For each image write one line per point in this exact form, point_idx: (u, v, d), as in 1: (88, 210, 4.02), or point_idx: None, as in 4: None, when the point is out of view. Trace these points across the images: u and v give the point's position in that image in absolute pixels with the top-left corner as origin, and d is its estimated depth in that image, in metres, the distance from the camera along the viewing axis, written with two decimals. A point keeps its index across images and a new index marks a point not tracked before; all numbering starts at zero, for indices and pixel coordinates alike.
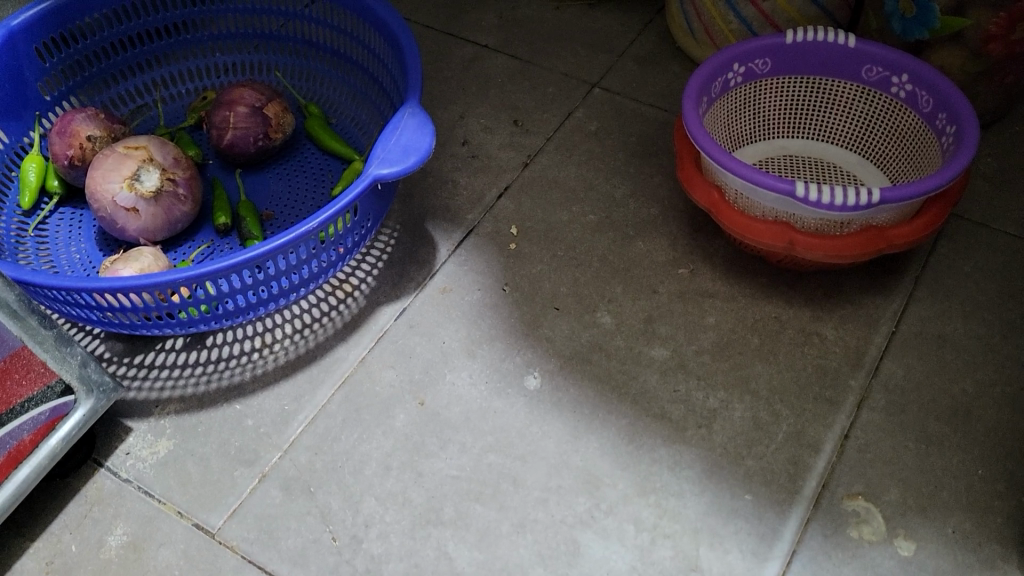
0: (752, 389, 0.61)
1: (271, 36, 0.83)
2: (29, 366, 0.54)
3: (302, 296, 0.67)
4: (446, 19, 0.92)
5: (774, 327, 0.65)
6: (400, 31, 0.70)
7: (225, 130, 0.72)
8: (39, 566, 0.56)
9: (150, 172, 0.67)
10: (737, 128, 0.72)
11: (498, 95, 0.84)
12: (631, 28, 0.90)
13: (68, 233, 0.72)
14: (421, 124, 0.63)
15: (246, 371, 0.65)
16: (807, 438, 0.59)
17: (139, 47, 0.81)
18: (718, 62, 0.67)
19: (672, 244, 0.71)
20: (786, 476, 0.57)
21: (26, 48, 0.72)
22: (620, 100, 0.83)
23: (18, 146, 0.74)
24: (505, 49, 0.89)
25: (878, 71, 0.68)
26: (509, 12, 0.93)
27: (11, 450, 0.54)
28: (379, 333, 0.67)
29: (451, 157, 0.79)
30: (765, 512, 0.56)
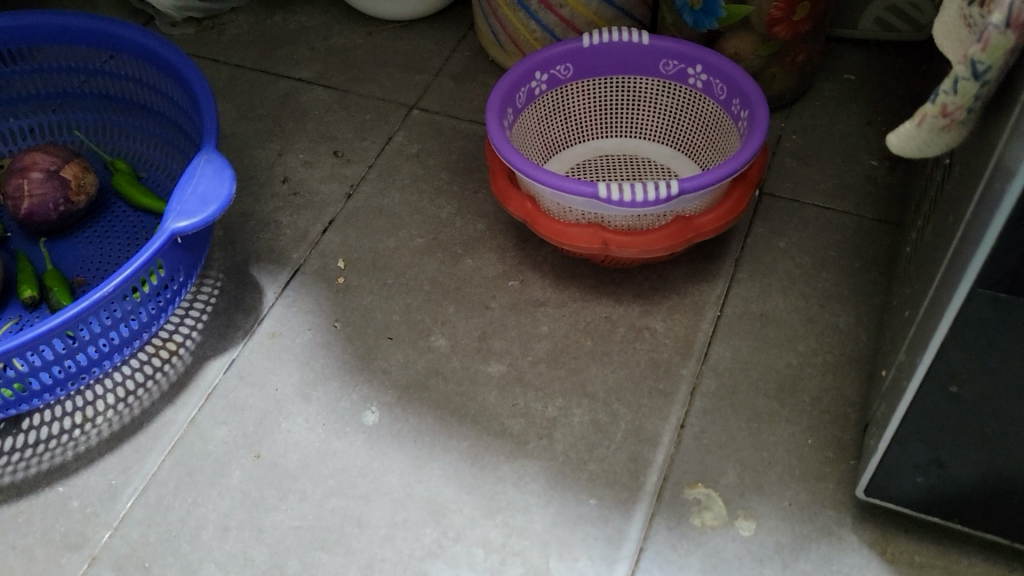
0: (589, 392, 0.62)
1: (69, 95, 0.79)
2: None
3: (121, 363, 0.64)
4: (257, 56, 0.90)
5: (606, 327, 0.65)
6: (193, 76, 0.68)
7: (21, 198, 0.69)
8: None
9: None
10: (550, 134, 0.73)
11: (316, 128, 0.82)
12: (446, 45, 0.89)
13: None
14: (218, 170, 0.61)
15: (68, 450, 0.61)
16: (645, 433, 0.59)
17: None
18: (518, 73, 0.68)
19: (501, 257, 0.70)
20: (628, 474, 0.57)
21: None
22: (439, 119, 0.82)
23: None
24: (320, 80, 0.87)
25: (674, 64, 0.70)
26: (321, 42, 0.91)
27: None
28: (207, 390, 0.64)
29: (271, 196, 0.77)
30: (610, 513, 0.56)
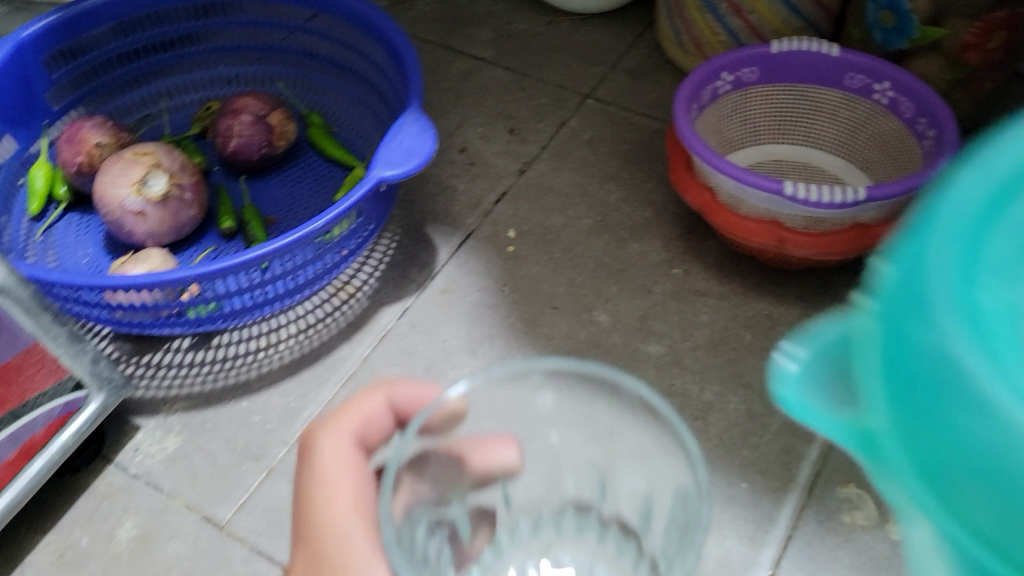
0: (745, 383, 0.63)
1: (274, 49, 0.85)
2: (41, 362, 0.55)
3: (306, 297, 0.69)
4: (442, 33, 0.94)
5: (766, 324, 0.67)
6: (398, 38, 0.71)
7: (230, 137, 0.75)
8: (50, 559, 0.57)
9: (158, 177, 0.69)
10: (727, 135, 0.75)
11: (494, 106, 0.86)
12: (623, 41, 0.92)
13: (76, 236, 0.74)
14: (422, 129, 0.64)
15: (252, 369, 0.66)
16: (800, 428, 0.61)
17: (146, 59, 0.83)
18: (708, 71, 0.70)
19: (666, 245, 0.73)
20: (780, 465, 0.59)
21: (34, 59, 0.74)
22: (613, 110, 0.85)
23: (26, 155, 0.77)
24: (500, 61, 0.91)
25: (861, 78, 0.71)
26: (503, 27, 0.95)
27: (24, 444, 0.56)
28: (381, 333, 0.69)
29: (449, 164, 0.81)
30: (760, 499, 0.57)
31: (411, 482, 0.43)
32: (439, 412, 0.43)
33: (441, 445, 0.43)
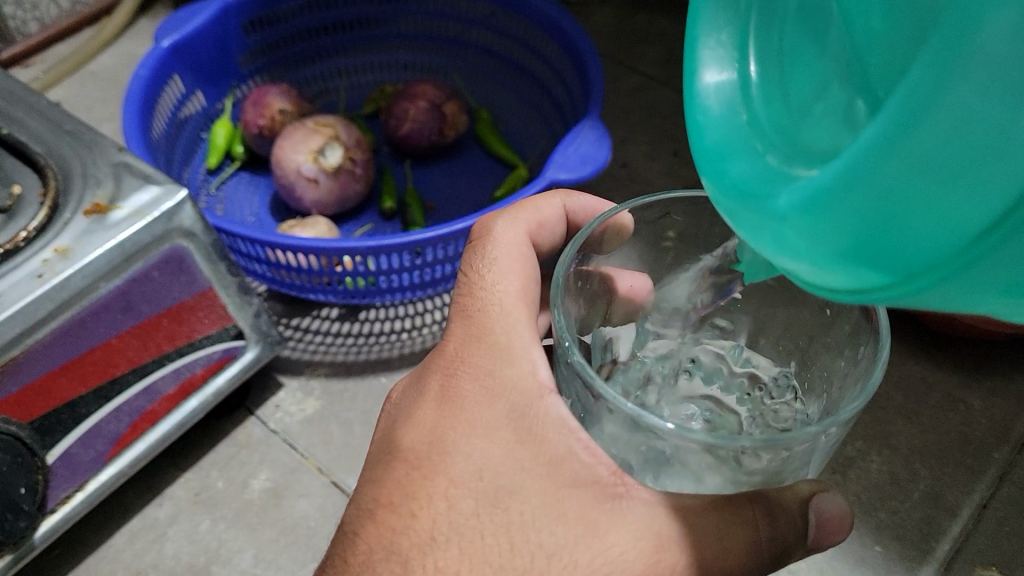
0: (891, 445, 0.61)
1: (453, 42, 0.86)
2: (212, 307, 0.58)
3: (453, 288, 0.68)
4: (615, 49, 0.94)
5: (920, 388, 0.64)
6: (583, 43, 0.71)
7: (404, 120, 0.76)
8: (187, 495, 0.61)
9: (334, 150, 0.72)
10: None
11: (660, 126, 0.85)
12: None
13: (245, 193, 0.78)
14: (598, 138, 0.65)
15: (393, 348, 0.68)
16: (944, 501, 0.58)
17: (331, 37, 0.85)
18: None
19: None
20: (918, 534, 0.57)
21: (235, 23, 0.78)
22: None
23: (212, 112, 0.81)
24: (670, 83, 0.90)
25: None
26: (677, 49, 0.94)
27: (185, 381, 0.60)
28: None
29: (609, 177, 0.81)
30: (893, 565, 0.55)
31: (574, 290, 0.41)
32: (609, 223, 0.42)
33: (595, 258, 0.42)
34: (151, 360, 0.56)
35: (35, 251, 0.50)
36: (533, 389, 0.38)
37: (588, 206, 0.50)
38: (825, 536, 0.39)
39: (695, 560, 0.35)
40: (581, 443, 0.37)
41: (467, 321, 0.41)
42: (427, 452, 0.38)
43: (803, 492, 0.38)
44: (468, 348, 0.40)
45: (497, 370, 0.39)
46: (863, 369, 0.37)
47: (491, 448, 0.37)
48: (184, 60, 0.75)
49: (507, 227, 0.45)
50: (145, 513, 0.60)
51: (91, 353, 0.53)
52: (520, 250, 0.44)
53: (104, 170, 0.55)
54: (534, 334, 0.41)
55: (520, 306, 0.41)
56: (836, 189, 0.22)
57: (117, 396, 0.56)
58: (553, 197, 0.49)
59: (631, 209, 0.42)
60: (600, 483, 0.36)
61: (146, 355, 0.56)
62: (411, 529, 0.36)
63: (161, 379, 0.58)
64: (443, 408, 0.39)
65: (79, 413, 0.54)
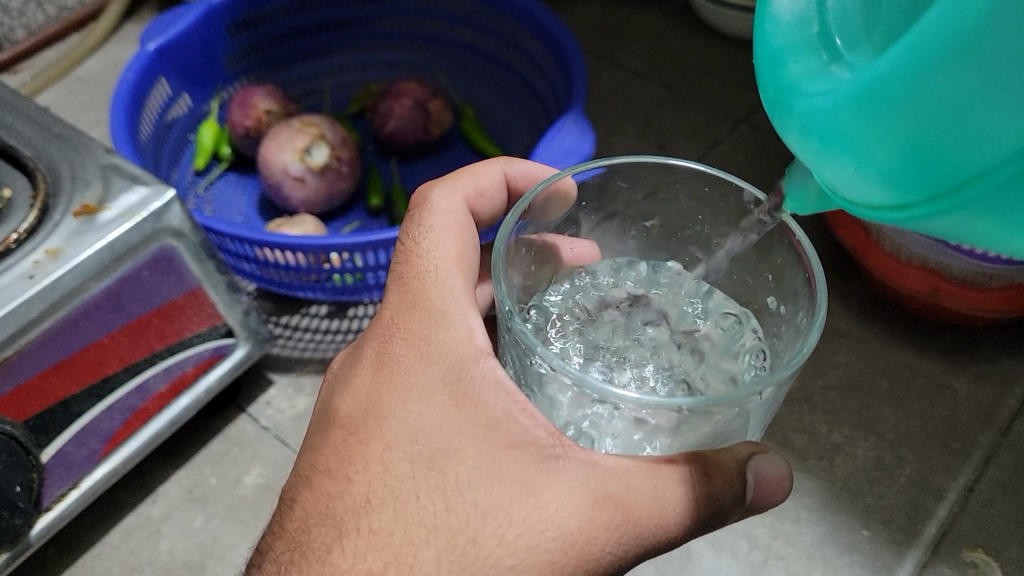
0: (877, 431, 0.62)
1: (437, 40, 0.86)
2: (201, 305, 0.59)
3: None
4: (599, 44, 0.95)
5: (905, 374, 0.64)
6: (566, 39, 0.72)
7: (389, 119, 0.77)
8: (180, 493, 0.61)
9: (320, 148, 0.72)
10: None
11: (645, 120, 0.86)
12: None
13: (233, 194, 0.78)
14: (582, 132, 0.65)
15: None
16: (931, 485, 0.59)
17: (315, 37, 0.86)
18: None
19: None
20: (905, 518, 0.57)
21: (220, 25, 0.79)
22: (765, 137, 0.83)
23: (199, 114, 0.81)
24: (655, 78, 0.90)
25: None
26: (661, 44, 0.94)
27: (176, 378, 0.60)
28: None
29: None
30: (881, 549, 0.56)
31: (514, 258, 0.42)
32: (554, 189, 0.42)
33: (536, 221, 0.43)
34: (142, 359, 0.57)
35: (26, 252, 0.50)
36: (470, 354, 0.39)
37: (529, 172, 0.51)
38: (762, 494, 0.40)
39: (632, 517, 0.36)
40: (518, 408, 0.37)
41: (403, 289, 0.42)
42: (362, 419, 0.38)
43: (739, 454, 0.38)
44: (403, 314, 0.41)
45: (431, 335, 0.40)
46: (801, 330, 0.38)
47: (427, 411, 0.37)
48: (170, 62, 0.76)
49: (444, 195, 0.46)
50: (140, 510, 0.60)
51: (82, 351, 0.53)
52: (458, 216, 0.45)
53: (93, 172, 0.55)
54: (472, 300, 0.42)
55: (455, 271, 0.42)
56: (879, 92, 0.27)
57: (110, 395, 0.56)
58: (493, 164, 0.50)
59: (574, 176, 0.43)
60: (538, 445, 0.36)
61: (137, 354, 0.56)
62: (347, 493, 0.36)
63: (153, 377, 0.58)
64: (379, 374, 0.39)
65: (73, 411, 0.54)
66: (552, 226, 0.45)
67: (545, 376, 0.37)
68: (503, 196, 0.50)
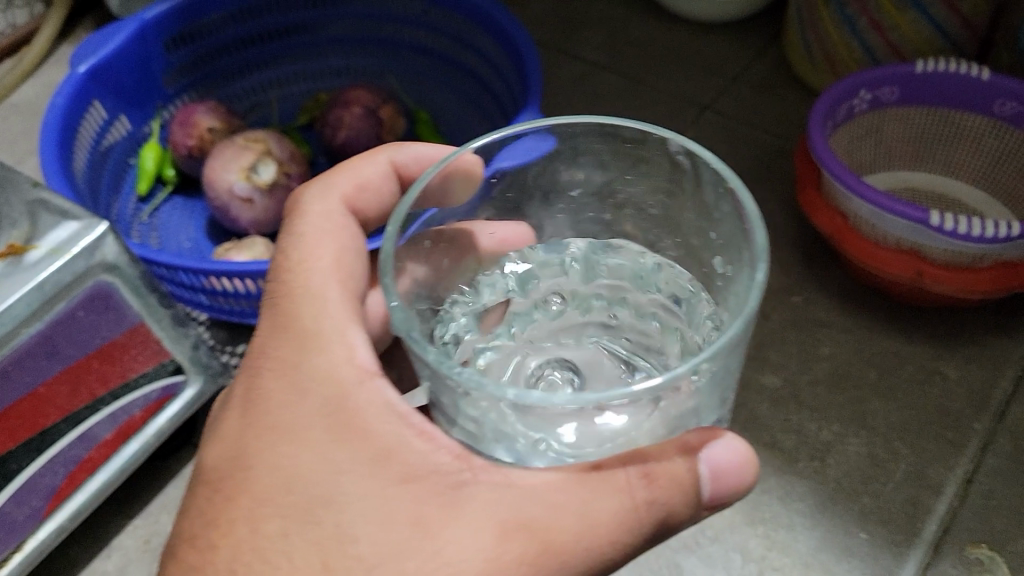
0: (869, 425, 0.59)
1: (387, 43, 0.82)
2: (145, 343, 0.55)
3: None
4: (555, 36, 0.92)
5: (894, 362, 0.62)
6: (520, 36, 0.69)
7: (340, 129, 0.73)
8: (137, 544, 0.57)
9: (267, 166, 0.68)
10: (860, 156, 0.72)
11: (608, 112, 0.83)
12: (748, 52, 0.87)
13: (180, 219, 0.74)
14: None
15: None
16: (928, 479, 0.56)
17: (258, 48, 0.82)
18: (842, 89, 0.67)
19: (786, 271, 0.68)
20: (903, 517, 0.55)
21: (155, 41, 0.75)
22: (732, 123, 0.80)
23: (138, 136, 0.77)
24: (615, 68, 0.87)
25: (1012, 105, 0.67)
26: (619, 31, 0.91)
27: (123, 424, 0.56)
28: None
29: None
30: (881, 552, 0.53)
31: (411, 257, 0.36)
32: (451, 169, 0.37)
33: (433, 205, 0.37)
34: (83, 407, 0.53)
35: None
36: (353, 377, 0.36)
37: (421, 155, 0.47)
38: (722, 491, 0.35)
39: (551, 547, 0.32)
40: (412, 432, 0.34)
41: (274, 310, 0.39)
42: (229, 468, 0.35)
43: (688, 442, 0.34)
44: (273, 340, 0.38)
45: (304, 360, 0.37)
46: (741, 287, 0.33)
47: (299, 453, 0.34)
48: (103, 84, 0.72)
49: (317, 200, 0.43)
50: (94, 566, 0.57)
51: (15, 405, 0.49)
52: (333, 220, 0.43)
53: (18, 209, 0.50)
54: (355, 315, 0.39)
55: (329, 284, 0.39)
56: None
57: (50, 448, 0.52)
58: (377, 157, 0.46)
59: (472, 151, 0.38)
60: (439, 474, 0.34)
61: (78, 401, 0.53)
62: (210, 562, 0.33)
63: (96, 425, 0.55)
64: (245, 416, 0.36)
65: (10, 470, 0.51)
66: (457, 212, 0.39)
67: (442, 389, 0.32)
68: (395, 185, 0.47)
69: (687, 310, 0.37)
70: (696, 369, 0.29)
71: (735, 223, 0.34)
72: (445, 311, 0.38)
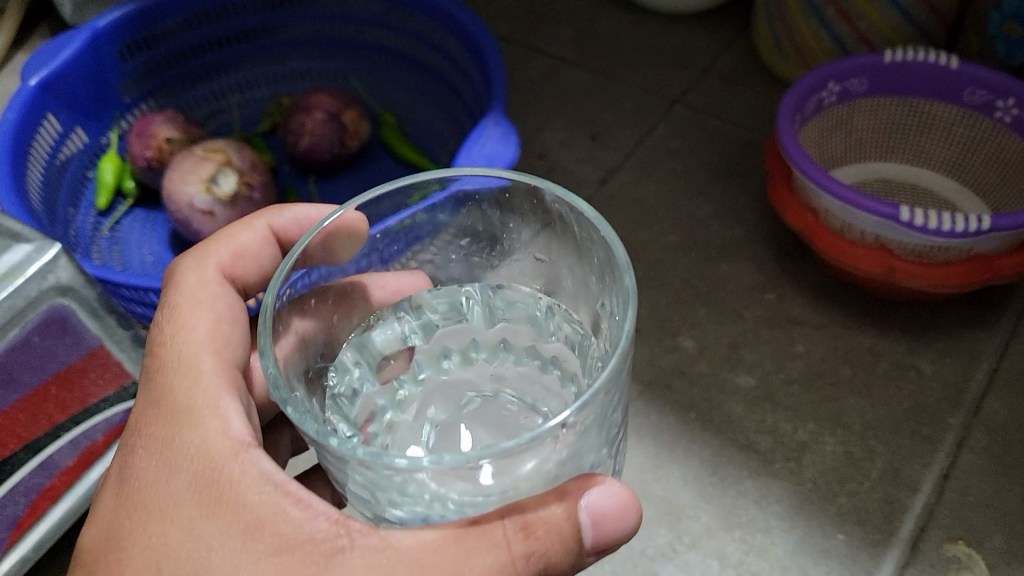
0: (844, 424, 0.58)
1: (349, 45, 0.81)
2: (105, 366, 0.53)
3: None
4: (521, 32, 0.90)
5: (868, 359, 0.61)
6: (482, 36, 0.67)
7: (303, 135, 0.72)
8: None
9: (228, 176, 0.67)
10: (830, 148, 0.71)
11: (576, 109, 0.81)
12: (716, 43, 0.86)
13: (141, 232, 0.73)
14: (504, 135, 0.60)
15: None
16: (904, 477, 0.55)
17: (217, 52, 0.80)
18: (811, 82, 0.66)
19: (758, 268, 0.67)
20: (880, 516, 0.54)
21: (109, 50, 0.73)
22: (702, 117, 0.79)
23: (96, 148, 0.75)
24: (583, 63, 0.86)
25: (982, 94, 0.66)
26: (586, 25, 0.90)
27: (84, 449, 0.55)
28: None
29: (526, 169, 0.77)
30: (858, 553, 0.53)
31: (293, 311, 0.36)
32: (332, 230, 0.36)
33: (319, 261, 0.37)
34: (42, 434, 0.52)
35: None
36: (226, 450, 0.36)
37: (301, 217, 0.46)
38: (605, 539, 0.34)
39: None
40: (285, 500, 0.34)
41: (150, 386, 0.39)
42: (106, 548, 0.36)
43: (566, 488, 0.33)
44: (146, 417, 0.38)
45: (176, 437, 0.37)
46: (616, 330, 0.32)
47: (168, 531, 0.35)
48: (56, 96, 0.70)
49: (193, 269, 0.43)
50: None
51: None
52: (210, 289, 0.42)
53: None
54: (230, 384, 0.39)
55: (203, 355, 0.39)
56: None
57: (10, 479, 0.51)
58: (254, 222, 0.45)
59: (358, 209, 0.37)
60: (313, 540, 0.34)
61: (35, 428, 0.51)
62: None
63: (57, 452, 0.53)
64: (121, 496, 0.37)
65: None
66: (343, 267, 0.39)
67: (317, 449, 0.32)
68: (279, 249, 0.46)
69: (580, 353, 0.37)
70: (563, 424, 0.28)
71: (605, 261, 0.34)
72: (339, 362, 0.38)
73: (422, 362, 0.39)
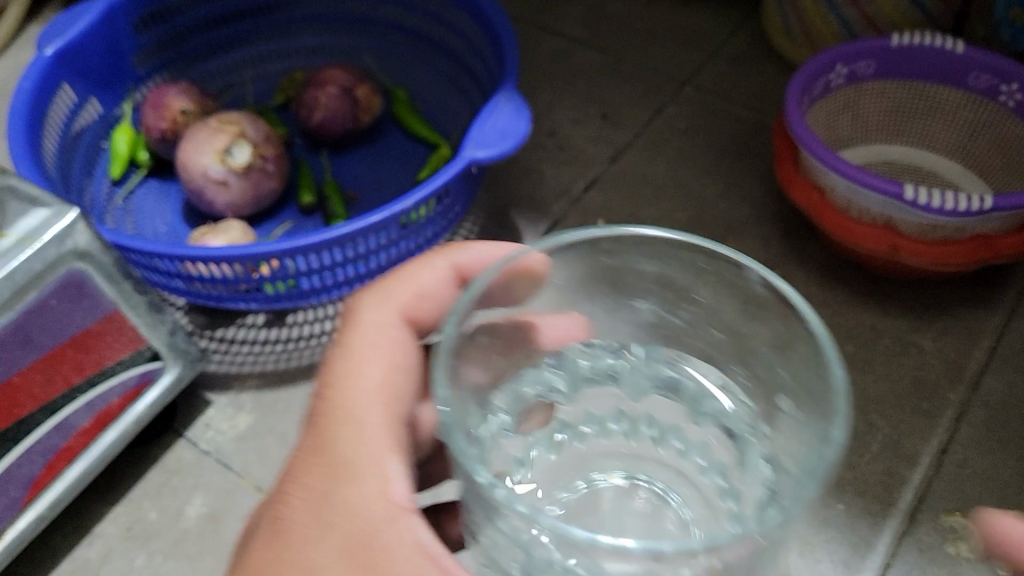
0: None
1: (362, 21, 0.82)
2: (121, 331, 0.55)
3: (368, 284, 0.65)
4: (533, 12, 0.91)
5: (870, 335, 0.62)
6: (494, 12, 0.68)
7: (316, 109, 0.73)
8: (119, 531, 0.57)
9: (242, 148, 0.67)
10: (836, 130, 0.72)
11: (586, 88, 0.82)
12: (725, 27, 0.87)
13: (155, 203, 0.73)
14: (516, 109, 0.61)
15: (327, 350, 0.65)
16: (903, 450, 0.57)
17: (230, 26, 0.81)
18: (818, 63, 0.67)
19: (764, 246, 0.68)
20: (880, 487, 0.55)
21: (124, 21, 0.74)
22: (711, 98, 0.80)
23: (110, 119, 0.76)
24: (594, 43, 0.87)
25: (986, 79, 0.67)
26: (597, 6, 0.90)
27: (101, 412, 0.56)
28: None
29: (536, 147, 0.77)
30: (858, 522, 0.54)
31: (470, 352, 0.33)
32: (518, 268, 0.33)
33: (499, 305, 0.34)
34: (59, 396, 0.53)
35: None
36: (383, 514, 0.34)
37: (480, 255, 0.42)
38: None
39: None
40: None
41: (313, 430, 0.37)
42: None
43: None
44: (306, 463, 0.36)
45: (336, 490, 0.35)
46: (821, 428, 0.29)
47: None
48: (72, 66, 0.70)
49: (371, 307, 0.40)
50: (75, 554, 0.56)
51: None
52: (388, 334, 0.39)
53: None
54: (395, 442, 0.36)
55: (371, 406, 0.36)
56: None
57: (27, 439, 0.52)
58: (434, 261, 0.42)
59: (541, 249, 0.34)
60: None
61: (53, 390, 0.52)
62: None
63: (73, 413, 0.54)
64: (272, 542, 0.35)
65: None
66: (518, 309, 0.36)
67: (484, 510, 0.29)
68: (455, 289, 0.42)
69: (736, 445, 0.35)
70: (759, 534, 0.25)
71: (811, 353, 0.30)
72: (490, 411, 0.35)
73: (561, 425, 0.38)
